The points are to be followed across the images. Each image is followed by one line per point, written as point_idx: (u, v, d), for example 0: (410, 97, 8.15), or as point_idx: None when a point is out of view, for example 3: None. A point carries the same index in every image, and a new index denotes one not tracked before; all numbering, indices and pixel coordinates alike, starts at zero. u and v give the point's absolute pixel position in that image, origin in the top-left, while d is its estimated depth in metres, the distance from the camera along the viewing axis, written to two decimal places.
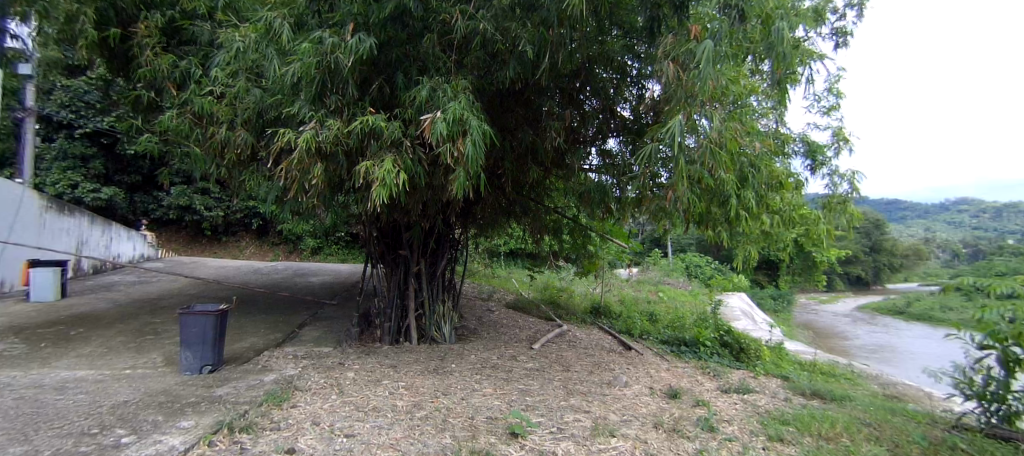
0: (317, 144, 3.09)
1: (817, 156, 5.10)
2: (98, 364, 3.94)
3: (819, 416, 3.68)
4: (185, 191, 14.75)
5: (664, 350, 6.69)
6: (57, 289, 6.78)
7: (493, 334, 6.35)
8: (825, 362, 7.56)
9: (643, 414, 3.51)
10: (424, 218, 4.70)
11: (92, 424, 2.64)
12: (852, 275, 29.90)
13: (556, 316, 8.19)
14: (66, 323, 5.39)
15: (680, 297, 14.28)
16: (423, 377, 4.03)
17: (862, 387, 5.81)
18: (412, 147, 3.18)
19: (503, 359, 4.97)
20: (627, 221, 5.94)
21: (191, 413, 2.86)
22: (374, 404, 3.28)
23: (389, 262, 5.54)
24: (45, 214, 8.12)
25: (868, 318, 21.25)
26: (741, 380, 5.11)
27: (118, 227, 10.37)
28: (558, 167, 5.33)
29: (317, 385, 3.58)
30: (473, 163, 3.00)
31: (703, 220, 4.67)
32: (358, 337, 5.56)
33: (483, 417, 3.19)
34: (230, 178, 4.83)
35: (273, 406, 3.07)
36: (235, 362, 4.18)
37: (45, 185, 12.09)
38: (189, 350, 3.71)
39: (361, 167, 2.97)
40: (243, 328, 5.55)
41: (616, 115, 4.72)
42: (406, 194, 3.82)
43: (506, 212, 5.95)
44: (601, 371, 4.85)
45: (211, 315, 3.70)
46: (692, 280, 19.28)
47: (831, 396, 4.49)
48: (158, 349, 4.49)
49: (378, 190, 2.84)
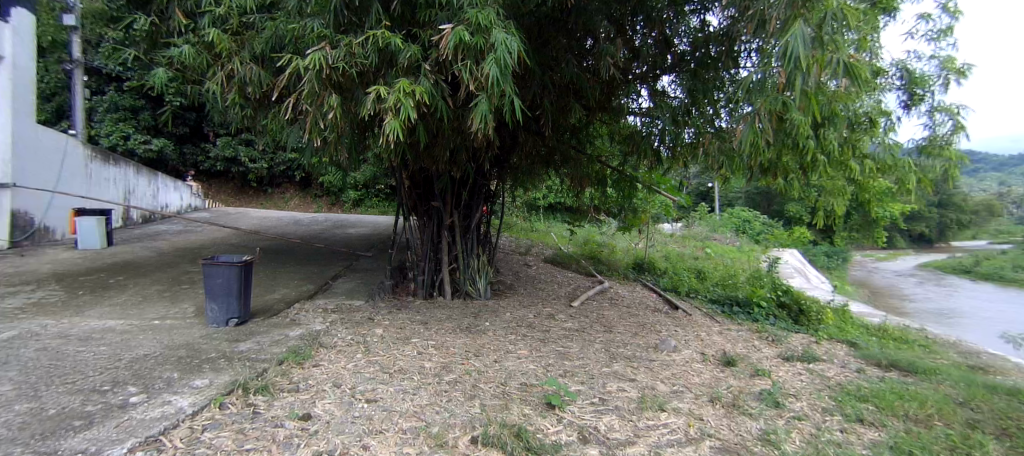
0: (329, 71, 2.70)
1: (916, 88, 4.06)
2: (129, 314, 3.91)
3: (905, 393, 3.19)
4: (230, 142, 15.01)
5: (714, 310, 6.22)
6: (103, 238, 6.94)
7: (529, 289, 6.08)
8: (893, 325, 6.94)
9: (697, 385, 3.13)
10: (453, 166, 4.31)
11: (106, 380, 2.54)
12: (915, 233, 27.83)
13: (596, 272, 7.82)
14: (107, 271, 5.46)
15: (727, 252, 13.64)
16: (455, 336, 3.79)
17: (940, 356, 5.20)
18: (433, 73, 2.74)
19: (540, 317, 4.66)
20: (678, 169, 5.39)
21: (208, 370, 2.71)
22: (400, 365, 3.04)
23: (421, 214, 5.26)
24: (91, 164, 8.33)
25: (935, 279, 19.74)
26: (803, 346, 4.62)
27: (165, 177, 10.61)
28: (602, 107, 4.84)
29: (343, 343, 3.37)
30: (500, 87, 2.55)
31: (768, 165, 4.07)
32: (391, 290, 5.38)
33: (517, 383, 2.90)
34: (255, 124, 4.59)
35: (293, 364, 2.88)
36: (263, 314, 4.07)
37: (99, 137, 12.50)
38: (214, 302, 3.58)
39: (370, 93, 2.59)
40: (277, 279, 5.48)
41: (671, 49, 4.24)
42: (434, 137, 3.43)
43: (544, 161, 5.48)
44: (646, 333, 4.47)
45: (234, 266, 3.56)
46: (741, 235, 18.34)
47: (914, 366, 3.93)
48: (190, 298, 4.45)
49: (390, 122, 2.48)
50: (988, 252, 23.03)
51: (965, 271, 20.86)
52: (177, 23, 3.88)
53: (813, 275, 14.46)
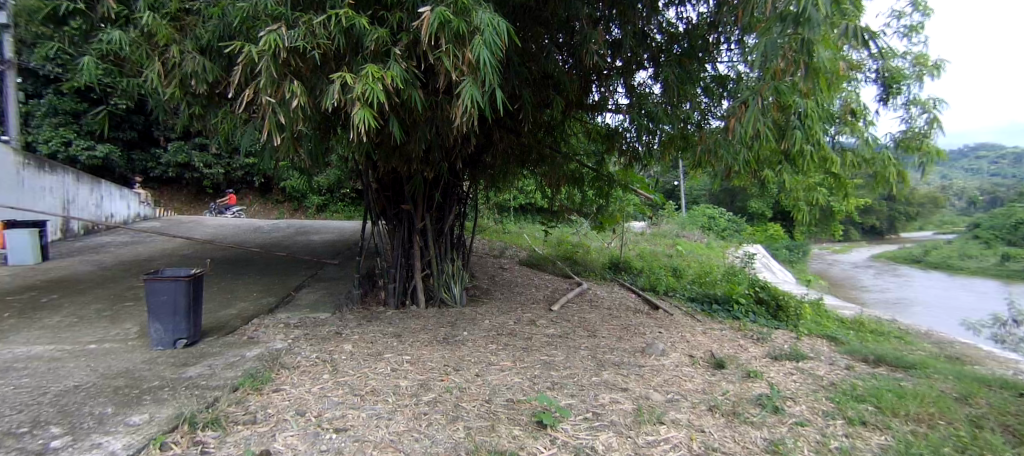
0: (287, 55, 2.41)
1: (894, 83, 3.92)
2: (61, 338, 3.47)
3: (900, 391, 3.11)
4: (183, 147, 14.17)
5: (694, 309, 6.14)
6: (37, 252, 6.31)
7: (507, 294, 5.86)
8: (864, 317, 7.05)
9: (692, 392, 2.97)
10: (426, 166, 4.04)
11: (23, 420, 2.15)
12: (868, 225, 29.13)
13: (573, 273, 7.65)
14: (40, 288, 4.91)
15: (697, 249, 13.80)
16: (432, 348, 3.51)
17: (916, 348, 5.26)
18: (407, 59, 2.50)
19: (521, 324, 4.43)
20: (656, 165, 5.27)
21: (150, 402, 2.36)
22: (373, 385, 2.75)
23: (391, 218, 4.94)
24: (23, 171, 7.61)
25: (890, 269, 20.62)
26: (789, 343, 4.55)
27: (109, 185, 9.86)
28: (579, 103, 4.67)
29: (307, 362, 3.05)
30: (483, 73, 2.33)
31: (752, 161, 3.97)
32: (360, 300, 5.04)
33: (502, 399, 2.66)
34: (206, 125, 4.19)
35: (250, 391, 2.55)
36: (217, 332, 3.69)
37: (38, 143, 11.53)
38: (159, 322, 3.19)
39: (336, 80, 2.32)
40: (234, 292, 5.06)
41: (649, 39, 4.10)
42: (405, 133, 3.16)
43: (520, 161, 5.27)
44: (631, 337, 4.30)
45: (181, 280, 3.19)
46: (708, 232, 18.63)
47: (901, 361, 3.90)
48: (135, 317, 4.01)
49: (360, 112, 2.23)
50: (934, 243, 24.30)
51: (915, 261, 21.95)
52: (109, 10, 3.45)
53: (779, 269, 14.80)
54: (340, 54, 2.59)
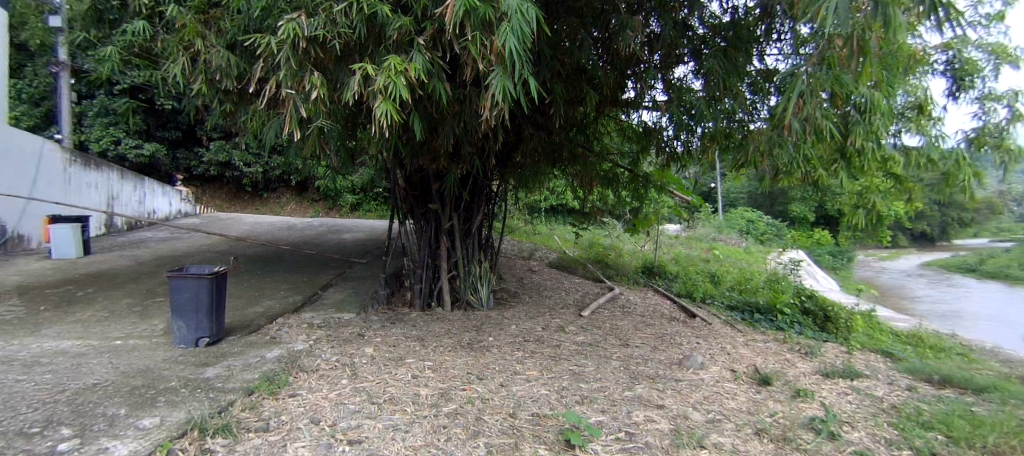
0: (307, 45, 2.31)
1: (967, 76, 3.43)
2: (91, 333, 3.50)
3: (976, 418, 2.75)
4: (224, 146, 14.61)
5: (733, 318, 5.81)
6: (81, 246, 6.54)
7: (535, 297, 5.67)
8: (921, 330, 6.51)
9: (734, 411, 2.71)
10: (453, 164, 3.90)
11: (37, 419, 2.12)
12: (918, 232, 27.53)
13: (605, 277, 7.40)
14: (78, 282, 5.05)
15: (735, 254, 13.25)
16: (455, 354, 3.36)
17: (984, 367, 4.78)
18: (432, 50, 2.35)
19: (550, 330, 4.24)
20: (695, 164, 4.97)
21: (163, 405, 2.29)
22: (392, 393, 2.61)
23: (418, 218, 4.84)
24: (70, 168, 7.94)
25: (945, 278, 19.34)
26: (841, 359, 4.17)
27: (152, 182, 10.21)
28: (613, 99, 4.46)
29: (326, 365, 2.95)
30: (512, 62, 2.15)
31: (801, 161, 3.65)
32: (386, 300, 4.96)
33: (527, 413, 2.48)
34: (236, 123, 4.19)
35: (265, 395, 2.46)
36: (241, 331, 3.65)
37: (90, 142, 12.07)
38: (182, 320, 3.16)
39: (357, 71, 2.20)
40: (262, 290, 5.06)
41: (690, 30, 3.86)
42: (430, 129, 3.03)
43: (551, 160, 5.06)
44: (667, 347, 4.04)
45: (204, 277, 3.15)
46: (746, 236, 17.90)
47: (972, 383, 3.48)
48: (163, 313, 4.03)
49: (381, 106, 2.11)
50: (993, 251, 22.71)
51: (970, 270, 20.58)
52: (141, 6, 3.45)
53: (822, 276, 14.06)
54: (362, 45, 2.48)
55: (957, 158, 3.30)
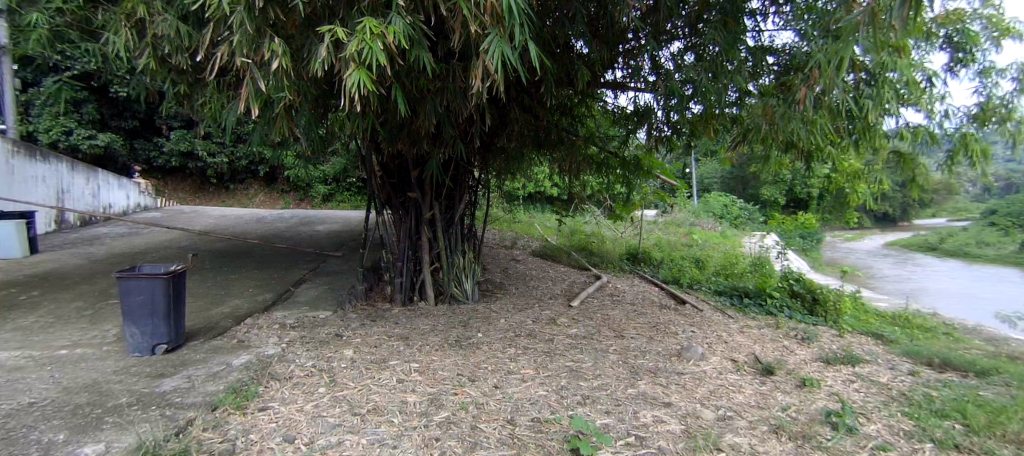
0: (265, 5, 1.99)
1: (967, 49, 3.26)
2: (32, 342, 3.11)
3: (987, 403, 2.67)
4: (185, 136, 13.81)
5: (722, 303, 5.72)
6: (26, 245, 5.99)
7: (522, 288, 5.45)
8: (903, 310, 6.56)
9: (745, 406, 2.55)
10: (435, 148, 3.60)
11: None
12: (883, 213, 28.41)
13: (590, 265, 7.24)
14: (20, 284, 4.57)
15: (713, 238, 13.31)
16: (442, 354, 3.11)
17: (970, 346, 4.79)
18: (413, 12, 2.07)
19: (540, 323, 4.02)
20: (683, 146, 4.79)
21: (111, 427, 1.99)
22: (376, 402, 2.35)
23: (396, 207, 4.53)
24: (13, 159, 7.28)
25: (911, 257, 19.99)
26: (837, 344, 4.09)
27: (107, 174, 9.54)
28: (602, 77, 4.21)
29: (301, 372, 2.66)
30: (507, 24, 1.89)
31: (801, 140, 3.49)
32: (364, 296, 4.65)
33: (527, 419, 2.26)
34: (192, 105, 3.78)
35: (231, 410, 2.18)
36: (205, 334, 3.32)
37: (38, 132, 11.20)
38: (135, 326, 2.82)
39: (326, 35, 1.90)
40: (229, 288, 4.70)
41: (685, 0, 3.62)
42: (410, 107, 2.74)
43: (536, 144, 4.82)
44: (663, 337, 3.88)
45: (159, 277, 2.81)
46: (723, 220, 18.06)
47: (973, 366, 3.42)
48: (117, 317, 3.65)
49: (355, 73, 1.83)
50: (953, 230, 23.61)
51: (931, 248, 21.35)
52: None
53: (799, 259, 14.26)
54: (331, 9, 2.17)
55: (961, 134, 3.15)
